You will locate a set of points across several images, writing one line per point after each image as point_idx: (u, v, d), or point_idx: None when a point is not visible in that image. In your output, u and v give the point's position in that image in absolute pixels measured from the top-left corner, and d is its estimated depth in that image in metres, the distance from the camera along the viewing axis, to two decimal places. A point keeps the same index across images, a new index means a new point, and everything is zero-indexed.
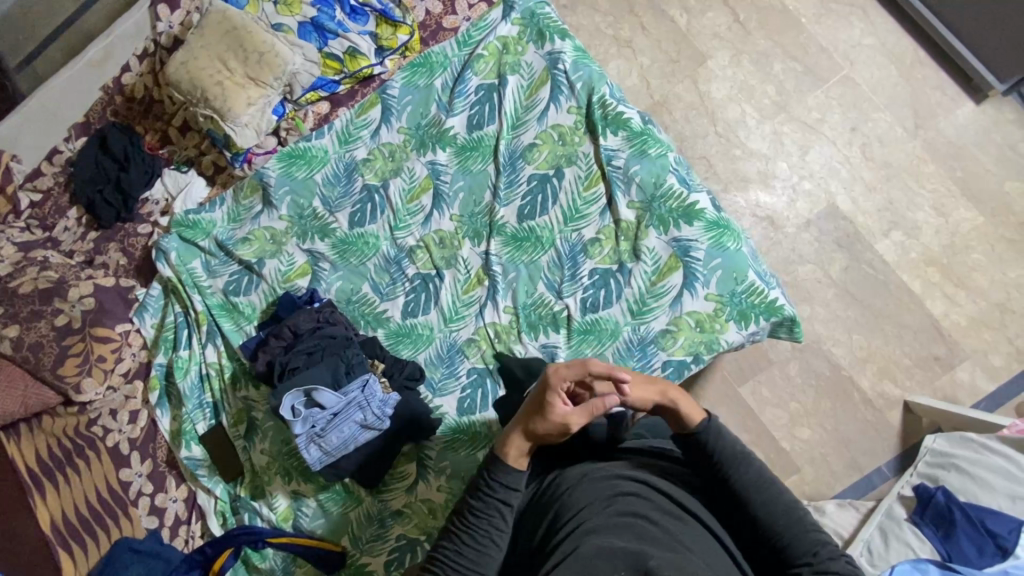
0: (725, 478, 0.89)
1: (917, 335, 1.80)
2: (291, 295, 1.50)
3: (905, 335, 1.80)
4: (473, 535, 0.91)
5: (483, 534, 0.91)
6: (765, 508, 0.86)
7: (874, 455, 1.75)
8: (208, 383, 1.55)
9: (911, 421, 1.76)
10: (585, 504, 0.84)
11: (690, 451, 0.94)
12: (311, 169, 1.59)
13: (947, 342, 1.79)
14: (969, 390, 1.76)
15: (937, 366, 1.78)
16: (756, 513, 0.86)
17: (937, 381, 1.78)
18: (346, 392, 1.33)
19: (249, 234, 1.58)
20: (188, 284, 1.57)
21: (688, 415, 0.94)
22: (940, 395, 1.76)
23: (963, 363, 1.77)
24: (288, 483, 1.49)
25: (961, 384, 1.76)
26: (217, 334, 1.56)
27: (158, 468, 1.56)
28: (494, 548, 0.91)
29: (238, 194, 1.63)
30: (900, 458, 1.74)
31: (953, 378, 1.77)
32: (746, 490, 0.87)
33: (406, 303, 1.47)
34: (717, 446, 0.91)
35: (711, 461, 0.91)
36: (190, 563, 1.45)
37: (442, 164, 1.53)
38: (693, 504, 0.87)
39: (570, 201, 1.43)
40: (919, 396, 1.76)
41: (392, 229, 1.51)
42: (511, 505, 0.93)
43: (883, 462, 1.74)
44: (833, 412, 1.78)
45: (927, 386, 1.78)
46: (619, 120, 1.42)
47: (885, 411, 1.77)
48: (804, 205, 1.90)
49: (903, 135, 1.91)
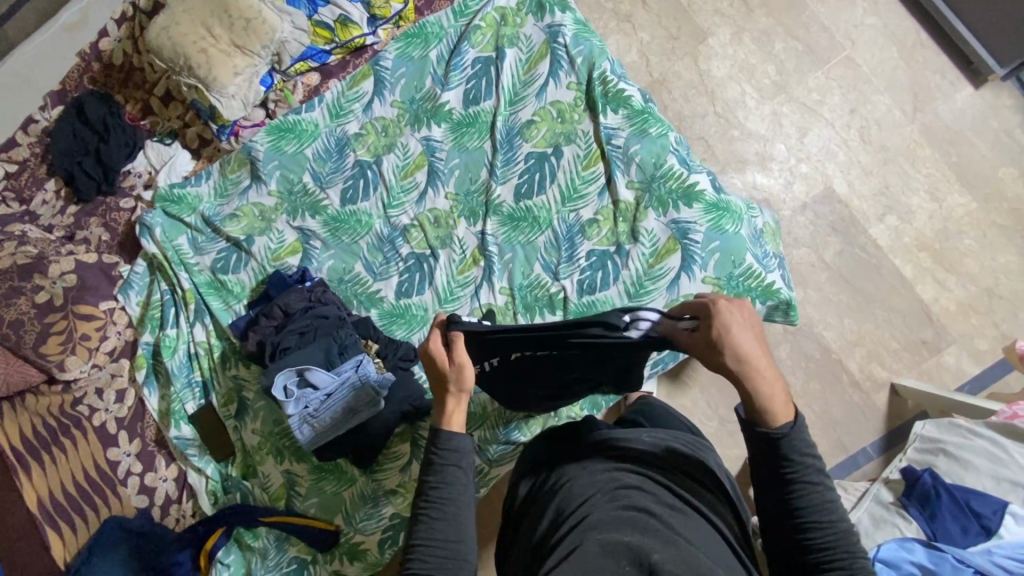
0: (785, 482, 0.86)
1: (907, 319, 1.82)
2: (281, 274, 1.46)
3: (895, 319, 1.83)
4: (439, 506, 0.92)
5: (448, 504, 0.92)
6: (816, 515, 0.84)
7: (860, 435, 1.78)
8: (197, 362, 1.52)
9: (897, 403, 1.79)
10: (588, 497, 0.85)
11: (754, 445, 0.89)
12: (301, 142, 1.54)
13: (935, 326, 1.81)
14: (955, 373, 1.79)
15: (925, 350, 1.81)
16: (801, 517, 0.84)
17: (924, 364, 1.81)
18: (339, 371, 1.31)
19: (236, 211, 1.53)
20: (174, 260, 1.52)
21: (777, 413, 0.88)
22: (927, 378, 1.80)
23: (950, 347, 1.80)
24: (281, 462, 1.48)
25: (947, 367, 1.80)
26: (205, 313, 1.52)
27: (147, 448, 1.53)
28: (461, 514, 0.92)
29: (224, 168, 1.57)
30: (885, 438, 1.78)
31: (940, 361, 1.80)
32: (794, 491, 0.85)
33: (400, 283, 1.44)
34: (791, 450, 0.86)
35: (772, 460, 0.87)
36: (182, 542, 1.46)
37: (437, 140, 1.48)
38: (699, 499, 0.86)
39: (568, 180, 1.40)
40: (907, 379, 1.78)
41: (385, 207, 1.48)
42: (462, 467, 0.95)
43: (869, 442, 1.78)
44: (822, 394, 1.81)
45: (914, 369, 1.81)
46: (620, 97, 1.39)
47: (872, 393, 1.80)
48: (801, 188, 1.89)
49: (902, 118, 1.89)
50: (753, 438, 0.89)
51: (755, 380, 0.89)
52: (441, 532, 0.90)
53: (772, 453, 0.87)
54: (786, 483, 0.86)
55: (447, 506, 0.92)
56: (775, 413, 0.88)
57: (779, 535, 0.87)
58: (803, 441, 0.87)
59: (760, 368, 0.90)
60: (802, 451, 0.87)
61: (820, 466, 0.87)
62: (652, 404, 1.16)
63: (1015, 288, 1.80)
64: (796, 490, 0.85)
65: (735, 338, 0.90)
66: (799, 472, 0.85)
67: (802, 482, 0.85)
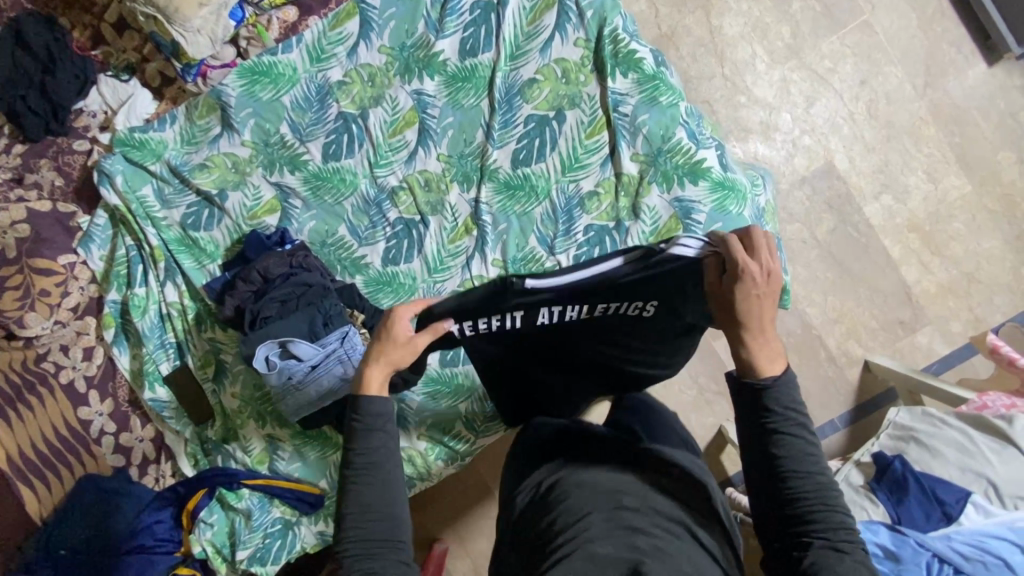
0: (767, 436, 0.87)
1: (888, 299, 1.86)
2: (259, 234, 1.37)
3: (877, 298, 1.86)
4: (366, 476, 0.90)
5: (373, 472, 0.90)
6: (796, 468, 0.84)
7: (829, 408, 1.86)
8: (170, 323, 1.45)
9: (869, 379, 1.86)
10: (584, 513, 0.84)
11: (741, 397, 0.90)
12: (278, 88, 1.39)
13: (913, 307, 1.85)
14: (926, 353, 1.86)
15: (901, 330, 1.86)
16: (781, 471, 0.85)
17: (898, 343, 1.86)
18: (324, 343, 1.25)
19: (206, 160, 1.40)
20: (139, 214, 1.40)
21: (762, 367, 0.89)
22: (899, 357, 1.86)
23: (925, 327, 1.86)
24: (262, 427, 1.46)
25: (919, 347, 1.86)
26: (177, 272, 1.43)
27: (121, 408, 1.49)
28: (387, 475, 0.91)
29: (191, 112, 1.42)
30: (852, 411, 1.86)
31: (913, 341, 1.86)
32: (776, 444, 0.86)
33: (387, 249, 1.37)
34: (772, 402, 0.87)
35: (755, 412, 0.88)
36: (162, 501, 1.46)
37: (429, 94, 1.36)
38: (695, 522, 0.85)
39: (569, 147, 1.31)
40: (881, 358, 1.84)
41: (371, 166, 1.37)
42: (387, 432, 0.93)
43: (837, 415, 1.86)
44: (798, 369, 1.86)
45: (888, 347, 1.86)
46: (631, 59, 1.28)
47: (845, 368, 1.86)
48: (801, 162, 1.84)
49: (912, 93, 1.83)
50: (739, 391, 0.90)
51: (752, 333, 0.89)
52: (372, 503, 0.88)
53: (756, 404, 0.88)
54: (768, 436, 0.87)
55: (375, 476, 0.90)
56: (760, 368, 0.89)
57: (762, 494, 0.87)
58: (788, 395, 0.87)
59: (764, 324, 0.90)
60: (782, 399, 0.87)
61: (804, 422, 0.87)
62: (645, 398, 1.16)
63: (994, 274, 1.84)
64: (778, 442, 0.86)
65: (750, 292, 0.88)
66: (780, 425, 0.86)
67: (783, 436, 0.86)
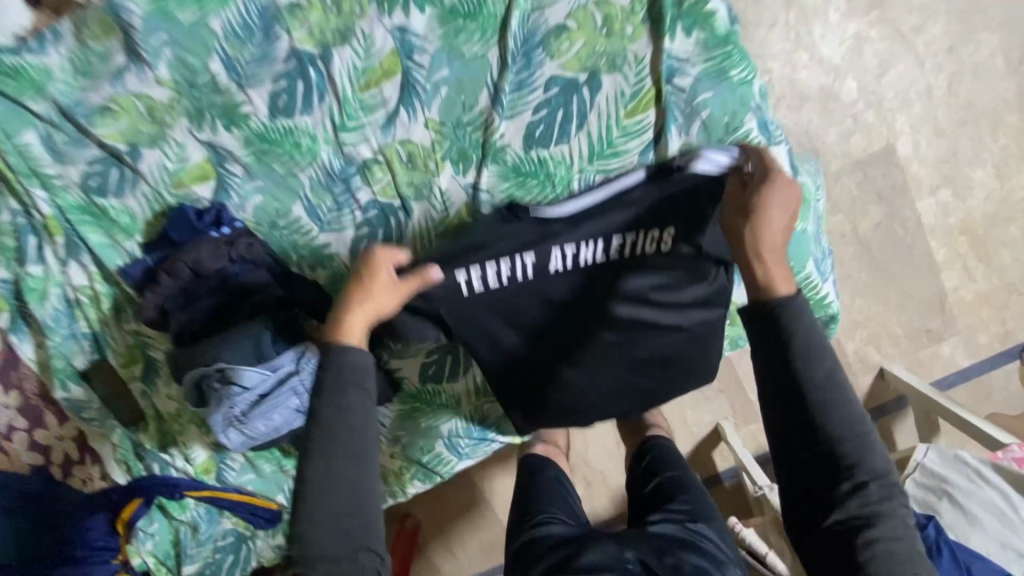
0: (792, 374, 0.75)
1: (920, 305, 1.68)
2: (185, 208, 1.06)
3: (908, 304, 1.67)
4: (333, 447, 0.76)
5: (340, 443, 0.76)
6: (823, 403, 0.74)
7: None
8: (80, 311, 1.15)
9: (880, 386, 1.72)
10: None
11: (759, 328, 0.78)
12: (202, 6, 0.98)
13: (944, 315, 1.69)
14: (945, 364, 1.72)
15: (925, 338, 1.71)
16: (808, 408, 0.75)
17: (919, 352, 1.71)
18: (275, 368, 0.98)
19: (109, 102, 1.03)
20: (21, 172, 1.06)
21: (779, 283, 0.78)
22: (916, 366, 1.72)
23: (951, 338, 1.71)
24: (206, 435, 1.23)
25: (940, 357, 1.72)
26: (82, 248, 1.11)
27: (31, 402, 1.24)
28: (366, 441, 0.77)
29: (81, 32, 0.99)
30: None
31: (936, 351, 1.71)
32: (799, 379, 0.75)
33: (357, 239, 1.08)
34: (794, 321, 0.76)
35: (776, 343, 0.76)
36: (93, 506, 1.26)
37: (417, 34, 0.99)
38: None
39: (602, 127, 1.00)
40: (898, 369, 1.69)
41: (336, 129, 1.03)
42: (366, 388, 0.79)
43: None
44: None
45: (907, 356, 1.72)
46: (699, 12, 0.95)
47: (859, 375, 1.72)
48: (860, 141, 1.55)
49: (1002, 69, 1.53)
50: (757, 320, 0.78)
51: (766, 247, 0.80)
52: (340, 477, 0.75)
53: (777, 331, 0.76)
54: (795, 376, 0.75)
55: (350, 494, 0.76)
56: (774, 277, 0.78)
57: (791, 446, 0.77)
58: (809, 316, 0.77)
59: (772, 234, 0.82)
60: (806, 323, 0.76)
61: (827, 347, 0.76)
62: (666, 447, 1.01)
63: None
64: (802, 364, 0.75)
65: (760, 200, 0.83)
66: (801, 354, 0.75)
67: (807, 366, 0.75)
